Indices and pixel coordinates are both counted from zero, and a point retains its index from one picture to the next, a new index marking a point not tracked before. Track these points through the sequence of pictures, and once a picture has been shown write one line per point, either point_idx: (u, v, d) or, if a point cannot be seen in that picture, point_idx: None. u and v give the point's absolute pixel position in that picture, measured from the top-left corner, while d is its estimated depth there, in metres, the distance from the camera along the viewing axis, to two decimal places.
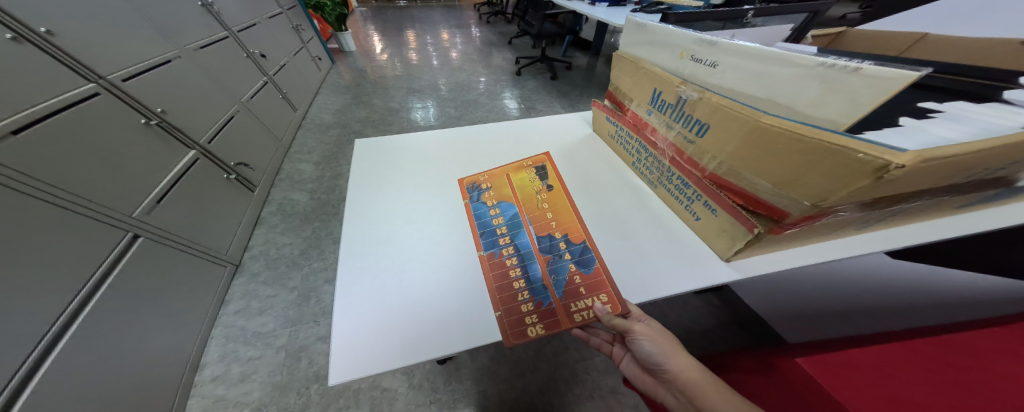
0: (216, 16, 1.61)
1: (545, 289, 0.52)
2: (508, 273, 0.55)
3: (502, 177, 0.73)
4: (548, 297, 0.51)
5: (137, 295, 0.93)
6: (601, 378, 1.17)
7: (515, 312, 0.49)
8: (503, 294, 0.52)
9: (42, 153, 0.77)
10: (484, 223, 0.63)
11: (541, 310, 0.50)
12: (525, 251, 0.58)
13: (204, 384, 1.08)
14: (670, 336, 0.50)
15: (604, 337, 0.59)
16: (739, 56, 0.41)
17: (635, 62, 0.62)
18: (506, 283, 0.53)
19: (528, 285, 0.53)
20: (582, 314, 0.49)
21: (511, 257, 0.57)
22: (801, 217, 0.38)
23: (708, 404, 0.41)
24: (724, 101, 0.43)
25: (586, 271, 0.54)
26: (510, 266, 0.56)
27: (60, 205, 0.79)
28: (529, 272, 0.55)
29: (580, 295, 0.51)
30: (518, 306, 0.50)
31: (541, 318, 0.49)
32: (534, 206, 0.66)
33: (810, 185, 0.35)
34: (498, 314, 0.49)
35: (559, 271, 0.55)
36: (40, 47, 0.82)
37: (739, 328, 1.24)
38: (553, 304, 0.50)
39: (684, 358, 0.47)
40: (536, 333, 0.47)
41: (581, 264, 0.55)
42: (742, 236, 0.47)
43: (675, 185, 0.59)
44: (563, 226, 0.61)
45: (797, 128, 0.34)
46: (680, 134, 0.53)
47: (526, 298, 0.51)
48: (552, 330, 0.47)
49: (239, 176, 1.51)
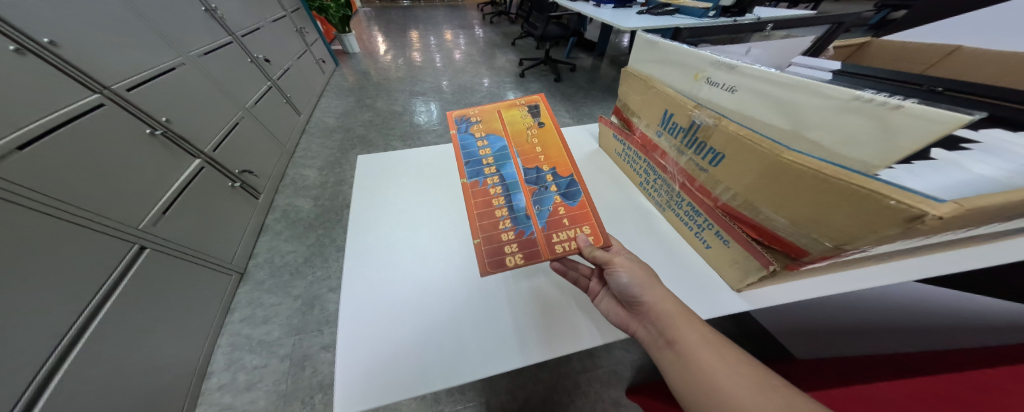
0: (220, 21, 1.61)
1: (528, 219, 0.58)
2: (495, 207, 0.59)
3: (491, 112, 0.73)
4: (530, 226, 0.57)
5: (144, 306, 0.93)
6: (603, 390, 1.16)
7: (496, 240, 0.55)
8: (486, 222, 0.57)
9: (48, 167, 0.77)
10: (471, 152, 0.67)
11: (523, 240, 0.55)
12: (511, 187, 0.62)
13: (212, 392, 1.08)
14: (648, 268, 0.47)
15: (582, 271, 0.56)
16: (758, 82, 0.39)
17: (645, 81, 0.60)
18: (490, 212, 0.59)
19: (513, 216, 0.58)
20: (563, 245, 0.54)
21: (500, 194, 0.61)
22: (821, 256, 0.36)
23: (680, 335, 0.40)
24: (742, 131, 0.41)
25: (569, 204, 0.60)
26: (496, 194, 0.61)
27: (65, 219, 0.79)
28: (514, 206, 0.60)
29: (562, 226, 0.57)
30: (499, 234, 0.56)
31: (523, 248, 0.55)
32: (524, 140, 0.68)
33: (833, 226, 0.34)
34: (480, 237, 0.56)
35: (543, 202, 0.60)
36: (41, 57, 0.82)
37: (744, 339, 1.20)
38: (534, 233, 0.56)
39: (659, 290, 0.44)
40: (514, 261, 0.53)
41: (565, 197, 0.61)
42: (757, 271, 0.46)
43: (684, 210, 0.58)
44: (551, 160, 0.66)
45: (823, 167, 0.32)
46: (692, 160, 0.51)
47: (509, 227, 0.57)
48: (529, 259, 0.52)
49: (243, 184, 1.51)
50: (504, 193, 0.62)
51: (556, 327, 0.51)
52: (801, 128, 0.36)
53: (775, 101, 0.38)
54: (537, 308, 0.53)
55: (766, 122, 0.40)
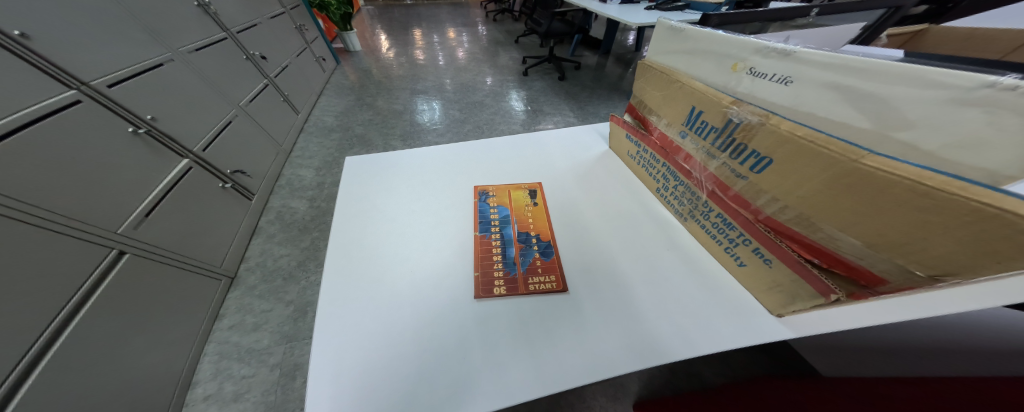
0: (214, 16, 1.56)
1: (517, 254, 0.55)
2: (485, 249, 0.56)
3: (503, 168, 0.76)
4: (517, 259, 0.54)
5: (124, 313, 0.87)
6: (609, 406, 0.99)
7: (487, 267, 0.53)
8: (482, 250, 0.56)
9: (19, 168, 0.72)
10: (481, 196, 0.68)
11: (504, 279, 0.51)
12: (504, 235, 0.59)
13: (196, 403, 1.01)
14: None
15: None
16: (824, 71, 0.32)
17: (668, 74, 0.54)
18: (487, 242, 0.58)
19: (499, 258, 0.55)
20: (541, 284, 0.51)
21: (494, 238, 0.58)
22: (903, 287, 0.31)
23: None
24: (798, 130, 0.34)
25: (547, 258, 0.54)
26: (494, 230, 0.60)
27: (36, 223, 0.73)
28: (503, 250, 0.56)
29: (544, 266, 0.53)
30: (490, 262, 0.54)
31: (503, 286, 0.50)
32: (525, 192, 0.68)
33: (931, 251, 0.27)
34: (473, 273, 0.52)
35: (534, 243, 0.57)
36: (12, 50, 0.77)
37: (761, 353, 1.10)
38: (518, 267, 0.53)
39: None
40: (497, 289, 0.50)
41: (544, 252, 0.55)
42: (808, 298, 0.38)
43: (712, 221, 0.50)
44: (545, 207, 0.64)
45: (926, 177, 0.25)
46: (726, 165, 0.45)
47: (499, 257, 0.55)
48: (507, 291, 0.50)
49: (235, 184, 1.46)
50: (496, 237, 0.58)
51: (563, 358, 0.42)
52: (884, 127, 0.29)
53: (847, 95, 0.31)
54: (541, 334, 0.45)
55: (834, 120, 0.33)
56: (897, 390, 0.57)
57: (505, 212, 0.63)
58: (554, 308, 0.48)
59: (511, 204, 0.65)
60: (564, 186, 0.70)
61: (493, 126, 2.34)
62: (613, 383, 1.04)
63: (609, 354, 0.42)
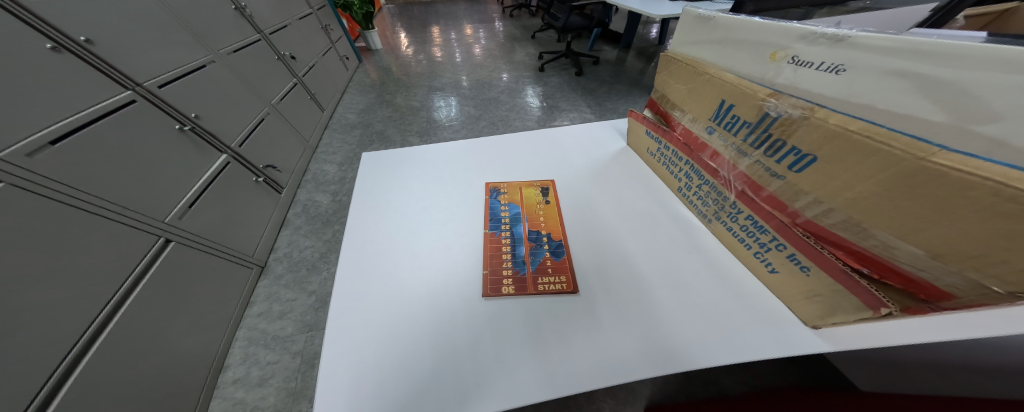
0: (249, 19, 1.64)
1: (524, 257, 0.54)
2: (495, 247, 0.56)
3: (513, 165, 0.74)
4: (524, 264, 0.52)
5: (169, 298, 0.94)
6: (619, 409, 0.97)
7: (497, 270, 0.52)
8: (491, 254, 0.55)
9: (80, 162, 0.79)
10: (492, 200, 0.65)
11: (512, 278, 0.51)
12: (514, 233, 0.58)
13: (226, 386, 1.09)
14: None
15: None
16: (887, 57, 0.28)
17: (696, 66, 0.51)
18: (495, 244, 0.56)
19: (508, 256, 0.54)
20: (550, 286, 0.49)
21: (503, 235, 0.58)
22: (975, 304, 0.27)
23: None
24: (850, 124, 0.31)
25: (558, 258, 0.53)
26: (502, 233, 0.58)
27: (100, 214, 0.81)
28: (512, 248, 0.55)
29: (549, 271, 0.51)
30: (501, 266, 0.52)
31: (511, 285, 0.50)
32: (533, 196, 0.65)
33: (1010, 265, 0.23)
34: (481, 271, 0.52)
35: (540, 247, 0.55)
36: (78, 55, 0.85)
37: (789, 363, 1.03)
38: (525, 270, 0.52)
39: None
40: (507, 291, 0.49)
41: (555, 252, 0.54)
42: (853, 310, 0.35)
43: (741, 224, 0.47)
44: (552, 210, 0.62)
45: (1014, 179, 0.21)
46: (759, 163, 0.42)
47: (508, 261, 0.53)
48: (517, 293, 0.49)
49: (266, 178, 1.55)
50: (507, 235, 0.58)
51: (576, 358, 0.41)
52: (960, 120, 0.25)
53: (912, 85, 0.27)
54: (554, 336, 0.44)
55: (894, 112, 0.29)
56: (938, 407, 0.52)
57: (515, 210, 0.63)
58: (564, 310, 0.46)
59: (522, 202, 0.64)
60: (579, 185, 0.68)
61: (508, 123, 2.32)
62: (624, 386, 1.02)
63: (625, 356, 0.41)
